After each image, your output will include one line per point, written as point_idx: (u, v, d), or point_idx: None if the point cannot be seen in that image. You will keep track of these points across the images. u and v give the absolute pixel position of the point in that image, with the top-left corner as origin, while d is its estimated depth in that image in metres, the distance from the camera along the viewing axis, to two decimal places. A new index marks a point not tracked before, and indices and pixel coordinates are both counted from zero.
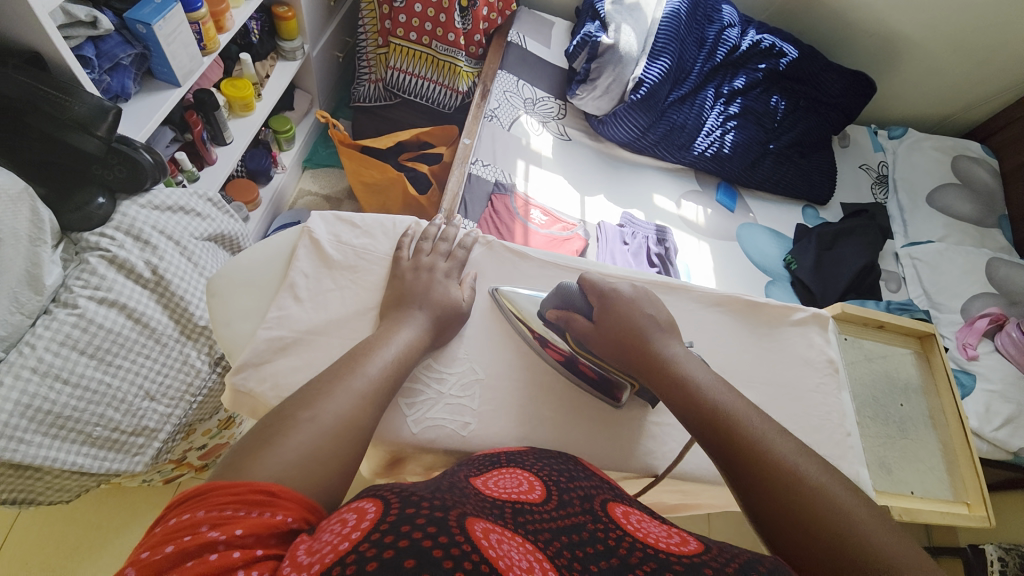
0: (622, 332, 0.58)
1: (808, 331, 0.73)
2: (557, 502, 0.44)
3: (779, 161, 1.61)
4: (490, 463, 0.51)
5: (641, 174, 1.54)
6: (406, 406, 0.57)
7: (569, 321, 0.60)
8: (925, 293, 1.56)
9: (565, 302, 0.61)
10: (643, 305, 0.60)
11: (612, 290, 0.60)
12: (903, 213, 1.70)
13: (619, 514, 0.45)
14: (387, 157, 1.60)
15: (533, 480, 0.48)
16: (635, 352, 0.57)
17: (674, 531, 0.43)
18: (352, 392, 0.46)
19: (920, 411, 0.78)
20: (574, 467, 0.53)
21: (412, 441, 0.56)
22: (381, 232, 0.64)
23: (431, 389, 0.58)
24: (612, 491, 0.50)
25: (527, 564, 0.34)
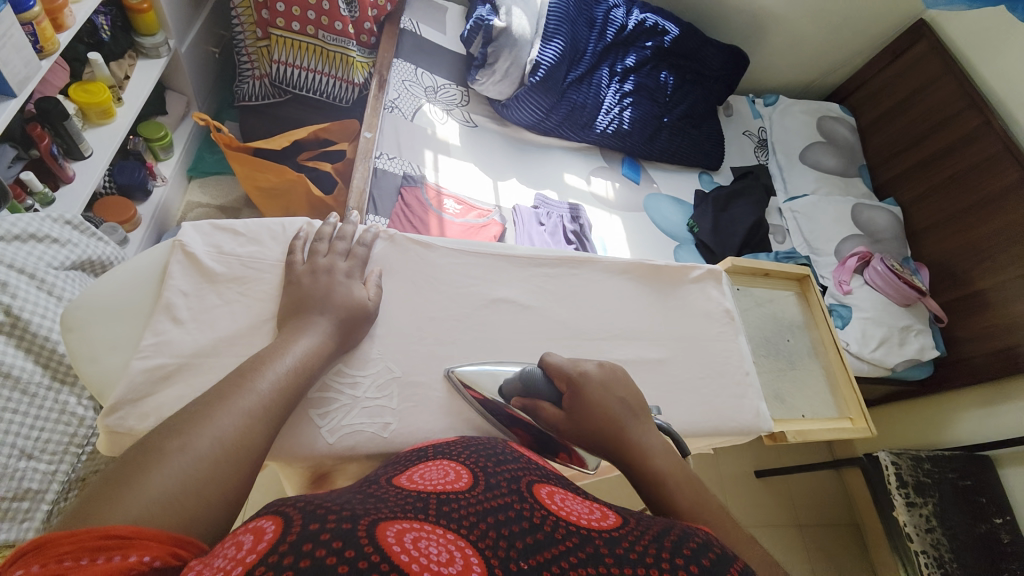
0: (593, 425, 0.54)
1: (705, 287, 0.79)
2: (483, 486, 0.43)
3: (674, 133, 1.73)
4: (416, 459, 0.50)
5: (550, 155, 1.58)
6: (319, 417, 0.54)
7: (536, 411, 0.56)
8: (805, 241, 1.76)
9: (528, 390, 0.57)
10: (611, 388, 0.56)
11: (580, 372, 0.56)
12: (783, 172, 1.89)
13: (544, 495, 0.43)
14: (285, 159, 1.50)
15: (460, 469, 0.47)
16: (608, 444, 0.53)
17: (595, 506, 0.43)
18: (239, 411, 0.43)
19: (806, 344, 0.88)
20: (502, 449, 0.52)
21: (330, 451, 0.54)
22: (269, 238, 0.59)
23: (345, 395, 0.56)
24: (540, 471, 0.50)
25: (447, 556, 0.33)
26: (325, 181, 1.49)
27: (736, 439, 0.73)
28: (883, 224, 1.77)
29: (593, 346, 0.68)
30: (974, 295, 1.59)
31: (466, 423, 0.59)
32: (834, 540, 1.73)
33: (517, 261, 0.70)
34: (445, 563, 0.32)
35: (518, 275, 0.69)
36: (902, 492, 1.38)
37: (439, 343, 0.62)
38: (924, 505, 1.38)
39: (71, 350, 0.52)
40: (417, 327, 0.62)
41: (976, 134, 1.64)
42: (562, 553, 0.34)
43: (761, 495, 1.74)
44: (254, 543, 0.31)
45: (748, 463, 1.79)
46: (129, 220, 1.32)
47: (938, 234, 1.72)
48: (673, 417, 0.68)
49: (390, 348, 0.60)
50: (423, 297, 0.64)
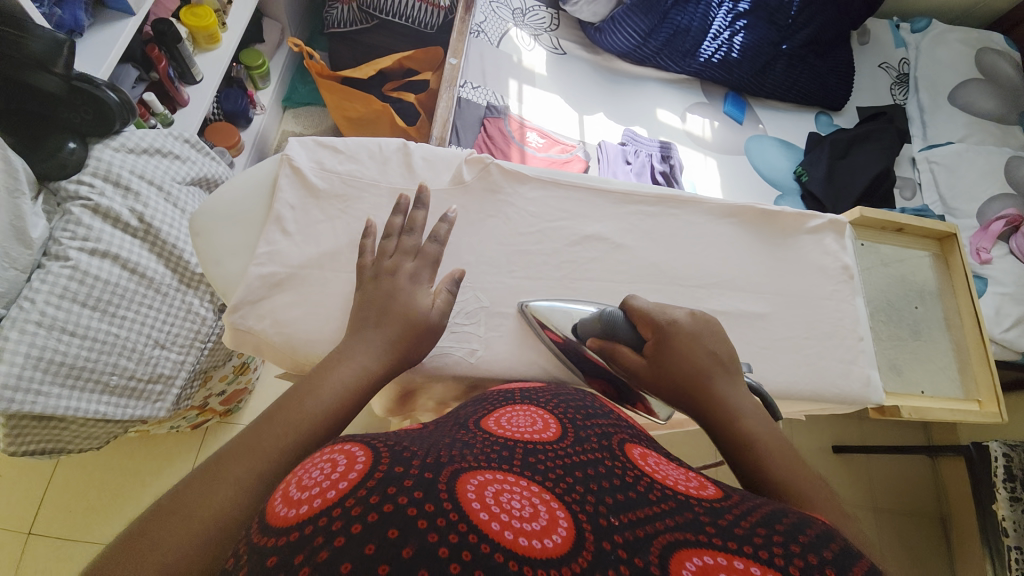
0: (680, 373, 0.51)
1: (823, 238, 0.70)
2: (573, 439, 0.41)
3: (792, 63, 1.49)
4: (503, 400, 0.49)
5: (643, 87, 1.44)
6: None
7: (615, 352, 0.53)
8: (940, 199, 1.50)
9: (609, 332, 0.54)
10: (706, 339, 0.52)
11: (670, 321, 0.52)
12: (923, 114, 1.59)
13: (637, 455, 0.42)
14: (371, 89, 1.50)
15: (548, 419, 0.45)
16: (693, 392, 0.51)
17: (692, 475, 0.41)
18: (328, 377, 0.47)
19: (935, 314, 0.77)
20: (591, 404, 0.51)
21: (421, 369, 0.56)
22: (368, 156, 0.60)
23: None
24: (629, 430, 0.47)
25: (530, 510, 0.31)
26: (408, 112, 1.48)
27: (837, 407, 0.67)
28: None
29: (687, 293, 0.64)
30: None
31: (550, 357, 0.58)
32: (914, 526, 1.62)
33: (611, 197, 0.65)
34: (528, 519, 0.30)
35: (612, 212, 0.65)
36: (1008, 487, 1.23)
37: (527, 276, 0.60)
38: None
39: (199, 252, 0.57)
40: (506, 258, 0.60)
41: None
42: (657, 515, 0.33)
43: (837, 471, 1.65)
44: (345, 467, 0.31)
45: (826, 437, 1.68)
46: (234, 145, 1.41)
47: None
48: (770, 376, 0.63)
49: (479, 276, 0.59)
50: (513, 228, 0.61)
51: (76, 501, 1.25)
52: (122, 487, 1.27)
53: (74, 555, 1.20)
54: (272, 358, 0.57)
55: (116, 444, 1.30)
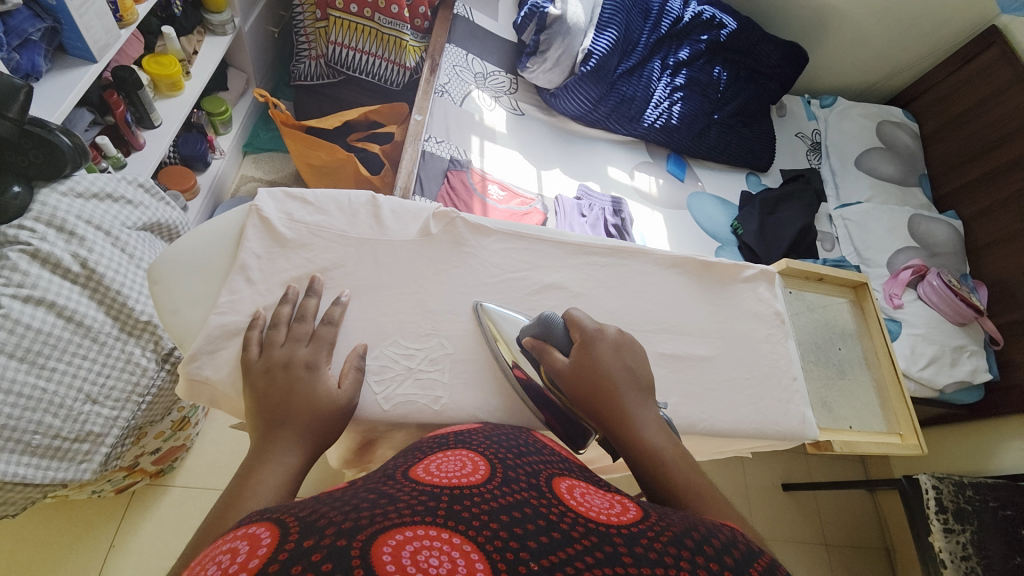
0: (594, 383, 0.53)
1: (757, 287, 0.78)
2: (500, 479, 0.41)
3: (723, 131, 1.68)
4: (436, 447, 0.48)
5: (594, 147, 1.56)
6: (375, 384, 0.56)
7: (545, 354, 0.55)
8: (856, 250, 1.69)
9: (546, 333, 0.57)
10: (624, 354, 0.56)
11: (600, 331, 0.57)
12: (835, 177, 1.82)
13: (562, 490, 0.42)
14: (335, 138, 1.54)
15: (476, 460, 0.45)
16: (604, 405, 0.53)
17: (614, 502, 0.42)
18: (293, 436, 0.47)
19: (858, 355, 0.85)
20: (525, 442, 0.52)
21: (384, 418, 0.56)
22: (336, 208, 0.61)
23: (399, 365, 0.57)
24: (563, 465, 0.50)
25: (448, 566, 0.29)
26: (372, 162, 1.52)
27: (779, 444, 0.72)
28: (942, 237, 1.68)
29: (640, 337, 0.68)
30: None
31: (512, 405, 0.59)
32: (862, 560, 1.68)
33: (568, 249, 0.70)
34: None
35: (569, 262, 0.69)
36: (940, 518, 1.33)
37: (491, 323, 0.62)
38: (962, 533, 1.31)
39: (156, 299, 0.55)
40: (470, 306, 0.62)
41: None
42: (577, 553, 0.32)
43: (788, 509, 1.71)
44: (247, 554, 0.29)
45: (776, 475, 1.76)
46: (189, 189, 1.39)
47: (1002, 251, 1.62)
48: (718, 415, 0.67)
49: (443, 324, 0.60)
50: (477, 278, 0.63)
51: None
52: (29, 562, 1.12)
53: None
54: (226, 411, 0.55)
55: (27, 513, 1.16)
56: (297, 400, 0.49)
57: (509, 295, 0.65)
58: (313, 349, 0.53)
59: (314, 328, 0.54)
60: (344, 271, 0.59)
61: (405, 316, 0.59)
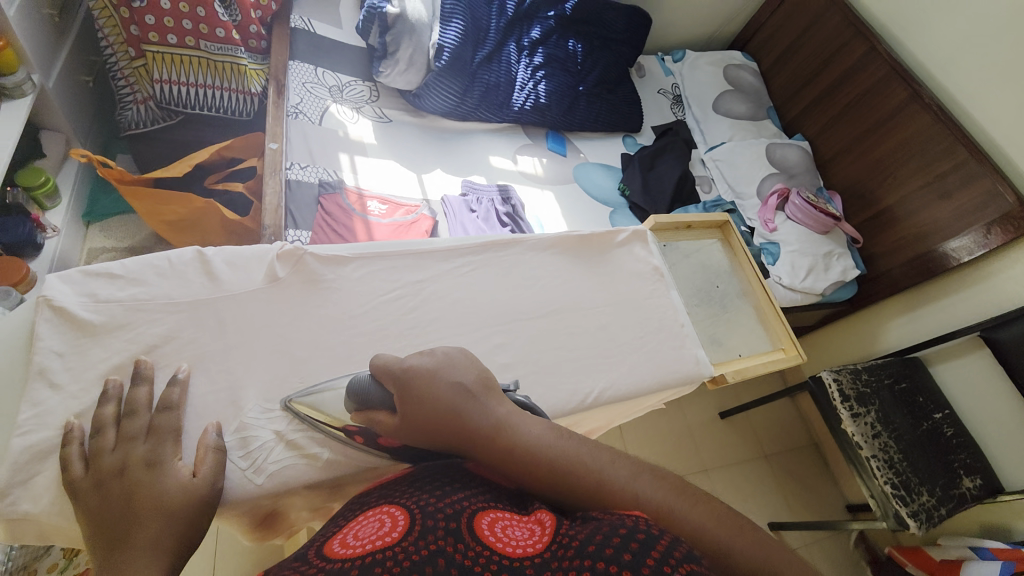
0: (435, 421, 0.49)
1: (632, 248, 0.82)
2: (416, 531, 0.39)
3: (591, 101, 1.75)
4: (357, 507, 0.47)
5: (471, 139, 1.56)
6: (241, 459, 0.53)
7: (373, 421, 0.52)
8: (729, 187, 1.85)
9: (361, 400, 0.53)
10: (448, 371, 0.52)
11: (404, 368, 0.52)
12: (699, 124, 1.99)
13: (483, 526, 0.41)
14: (191, 186, 1.40)
15: (395, 514, 0.43)
16: (453, 436, 0.49)
17: (534, 526, 0.43)
18: (144, 547, 0.40)
19: (733, 287, 0.91)
20: (446, 472, 0.50)
21: (262, 491, 0.53)
22: (156, 274, 0.57)
23: (267, 431, 0.55)
24: (496, 495, 0.47)
25: None
26: (239, 203, 1.40)
27: (680, 390, 0.75)
28: (795, 159, 1.88)
29: (529, 324, 0.68)
30: (883, 212, 1.73)
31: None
32: (798, 461, 1.88)
33: (438, 256, 0.68)
34: None
35: (443, 269, 0.67)
36: (847, 406, 1.46)
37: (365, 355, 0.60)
38: (867, 414, 1.47)
39: None
40: (341, 345, 0.60)
41: (864, 62, 1.75)
42: None
43: (727, 436, 1.86)
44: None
45: (712, 407, 1.90)
46: (22, 280, 1.18)
47: (846, 160, 1.84)
48: (620, 381, 0.69)
49: (311, 374, 0.58)
50: (343, 311, 0.61)
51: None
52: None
53: None
54: (60, 540, 0.51)
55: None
56: (141, 506, 0.43)
57: (386, 318, 0.62)
58: (152, 443, 0.47)
59: (149, 420, 0.49)
60: (179, 343, 0.55)
61: (264, 374, 0.57)
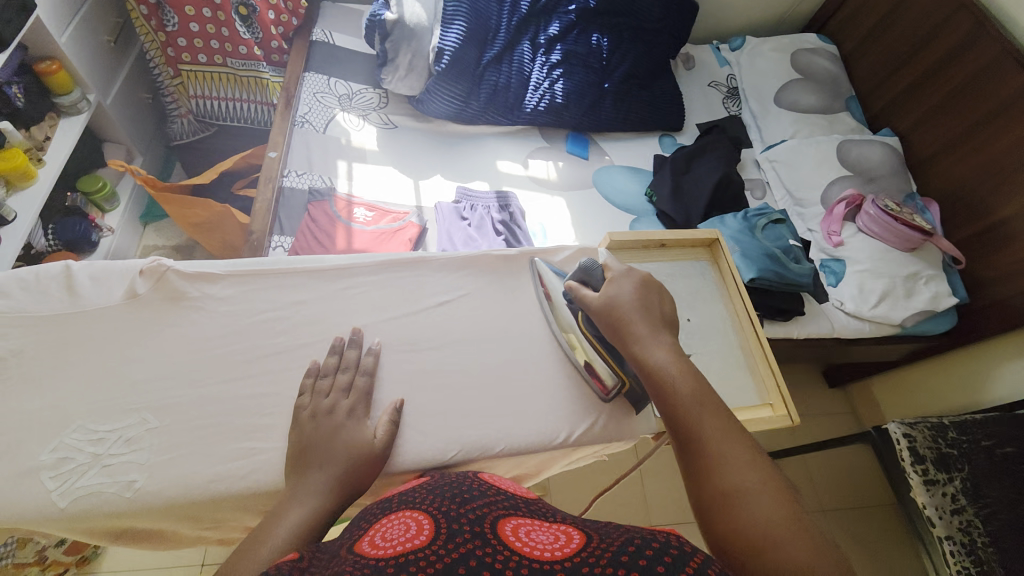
0: (616, 314, 0.63)
1: (576, 270, 0.71)
2: (445, 534, 0.43)
3: (619, 99, 1.59)
4: (381, 510, 0.52)
5: (481, 144, 1.50)
6: (51, 479, 0.54)
7: (580, 295, 0.66)
8: (788, 193, 1.58)
9: (584, 279, 0.67)
10: (648, 290, 0.66)
11: (624, 272, 0.66)
12: (756, 120, 1.71)
13: (506, 531, 0.45)
14: (219, 192, 1.52)
15: (420, 521, 0.46)
16: (618, 332, 0.62)
17: (558, 532, 0.46)
18: (323, 482, 0.52)
19: (713, 318, 0.74)
20: (468, 486, 0.55)
21: (64, 516, 0.54)
22: (21, 289, 0.61)
23: (85, 453, 0.55)
24: (507, 504, 0.53)
25: None
26: None
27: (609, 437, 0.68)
28: (878, 159, 1.53)
29: (417, 352, 0.67)
30: (998, 226, 1.33)
31: (247, 462, 0.57)
32: (870, 522, 1.55)
33: (328, 276, 0.67)
34: None
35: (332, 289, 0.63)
36: (919, 470, 1.16)
37: (224, 378, 0.61)
38: (947, 483, 1.15)
39: None
40: (205, 364, 0.61)
41: (973, 38, 1.40)
42: None
43: None
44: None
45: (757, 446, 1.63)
46: None
47: (954, 157, 1.45)
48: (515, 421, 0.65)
49: (149, 396, 0.58)
50: (206, 333, 0.63)
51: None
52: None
53: None
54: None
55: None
56: (336, 444, 0.55)
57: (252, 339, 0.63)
58: (352, 400, 0.60)
59: (350, 379, 0.61)
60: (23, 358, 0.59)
61: (101, 396, 0.58)
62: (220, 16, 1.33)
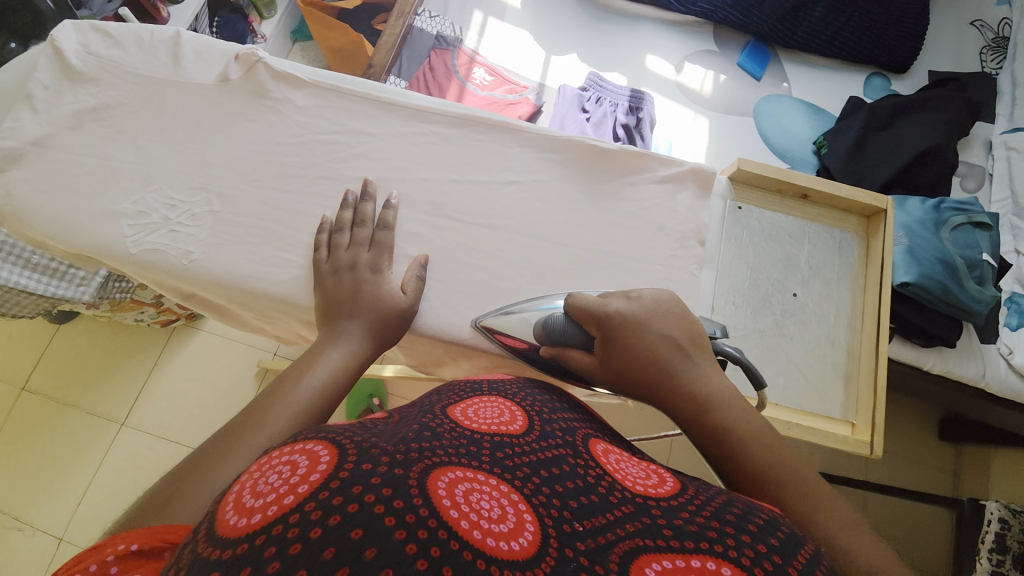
0: (636, 373, 0.45)
1: (679, 191, 0.57)
2: (537, 433, 0.41)
3: (833, 8, 1.24)
4: (469, 391, 0.46)
5: (636, 29, 1.27)
6: (128, 226, 0.51)
7: (568, 360, 0.49)
8: (1011, 196, 1.15)
9: (557, 335, 0.49)
10: (656, 322, 0.46)
11: (610, 312, 0.46)
12: (1016, 88, 1.21)
13: (599, 452, 0.42)
14: (359, 21, 1.49)
15: (513, 409, 0.44)
16: (649, 390, 0.45)
17: (653, 470, 0.42)
18: (355, 330, 0.47)
19: (828, 306, 0.59)
20: (561, 400, 0.49)
21: (131, 263, 0.50)
22: (135, 43, 0.55)
23: (157, 214, 0.51)
24: (595, 428, 0.48)
25: (498, 512, 0.31)
26: None
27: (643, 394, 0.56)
28: None
29: (466, 229, 0.56)
30: None
31: (271, 272, 0.51)
32: None
33: (401, 113, 0.57)
34: (496, 521, 0.30)
35: (400, 131, 0.57)
36: (992, 558, 0.95)
37: (275, 188, 0.54)
38: None
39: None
40: (253, 164, 0.54)
41: None
42: (620, 518, 0.33)
43: None
44: (306, 469, 0.30)
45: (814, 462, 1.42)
46: None
47: None
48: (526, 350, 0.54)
49: (218, 182, 0.53)
50: (274, 136, 0.55)
51: (43, 380, 1.36)
52: (91, 356, 1.38)
53: (46, 414, 1.33)
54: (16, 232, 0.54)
55: (87, 322, 1.41)
56: (364, 297, 0.49)
57: (306, 157, 0.55)
58: (374, 254, 0.52)
59: (372, 233, 0.53)
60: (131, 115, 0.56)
61: (179, 165, 0.53)
62: None
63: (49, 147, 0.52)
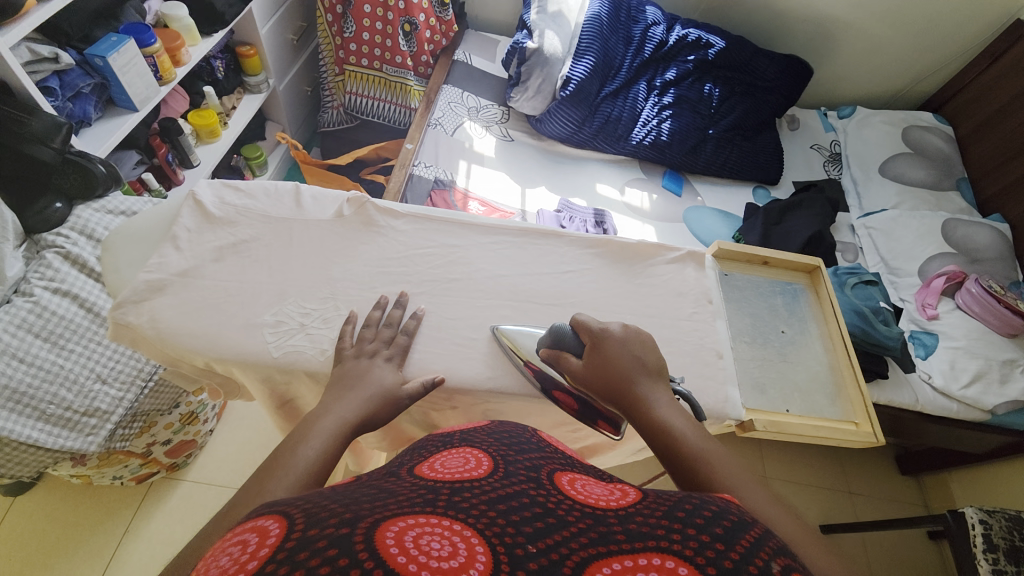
0: (613, 377, 0.57)
1: (685, 267, 0.78)
2: (501, 473, 0.41)
3: (720, 145, 1.69)
4: (441, 447, 0.48)
5: (584, 167, 1.63)
6: (269, 334, 0.60)
7: (560, 362, 0.60)
8: (882, 260, 1.54)
9: (557, 343, 0.61)
10: (632, 344, 0.59)
11: (603, 330, 0.60)
12: (857, 186, 1.71)
13: (564, 482, 0.42)
14: (350, 173, 1.75)
15: (480, 456, 0.44)
16: (619, 391, 0.57)
17: (615, 488, 0.43)
18: (351, 402, 0.55)
19: (808, 338, 0.79)
20: (527, 438, 0.51)
21: (274, 364, 0.59)
22: (263, 193, 0.70)
23: (294, 320, 0.62)
24: (564, 462, 0.48)
25: (449, 549, 0.30)
26: (377, 192, 1.67)
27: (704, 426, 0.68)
28: (985, 242, 1.50)
29: (542, 309, 0.70)
30: None
31: (395, 359, 0.61)
32: None
33: (478, 230, 0.75)
34: (445, 557, 0.30)
35: (479, 242, 0.74)
36: (989, 558, 1.08)
37: (387, 290, 0.66)
38: None
39: (106, 262, 0.66)
40: (369, 276, 0.67)
41: None
42: (572, 535, 0.33)
43: None
44: (257, 545, 0.30)
45: (812, 515, 1.54)
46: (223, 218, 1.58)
47: None
48: None
49: (342, 291, 0.65)
50: (382, 253, 0.69)
51: None
52: (50, 531, 1.20)
53: None
54: (147, 353, 0.61)
55: (48, 491, 1.25)
56: (367, 380, 0.57)
57: (412, 267, 0.69)
58: (392, 351, 0.61)
59: (394, 334, 0.62)
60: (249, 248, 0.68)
61: (307, 281, 0.65)
62: (389, 30, 1.60)
63: (193, 276, 0.62)
